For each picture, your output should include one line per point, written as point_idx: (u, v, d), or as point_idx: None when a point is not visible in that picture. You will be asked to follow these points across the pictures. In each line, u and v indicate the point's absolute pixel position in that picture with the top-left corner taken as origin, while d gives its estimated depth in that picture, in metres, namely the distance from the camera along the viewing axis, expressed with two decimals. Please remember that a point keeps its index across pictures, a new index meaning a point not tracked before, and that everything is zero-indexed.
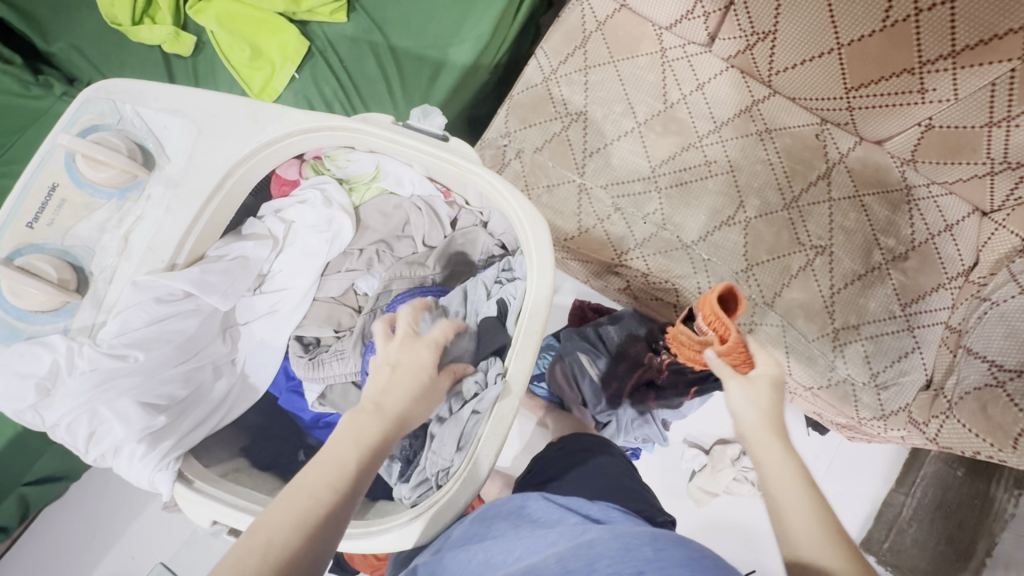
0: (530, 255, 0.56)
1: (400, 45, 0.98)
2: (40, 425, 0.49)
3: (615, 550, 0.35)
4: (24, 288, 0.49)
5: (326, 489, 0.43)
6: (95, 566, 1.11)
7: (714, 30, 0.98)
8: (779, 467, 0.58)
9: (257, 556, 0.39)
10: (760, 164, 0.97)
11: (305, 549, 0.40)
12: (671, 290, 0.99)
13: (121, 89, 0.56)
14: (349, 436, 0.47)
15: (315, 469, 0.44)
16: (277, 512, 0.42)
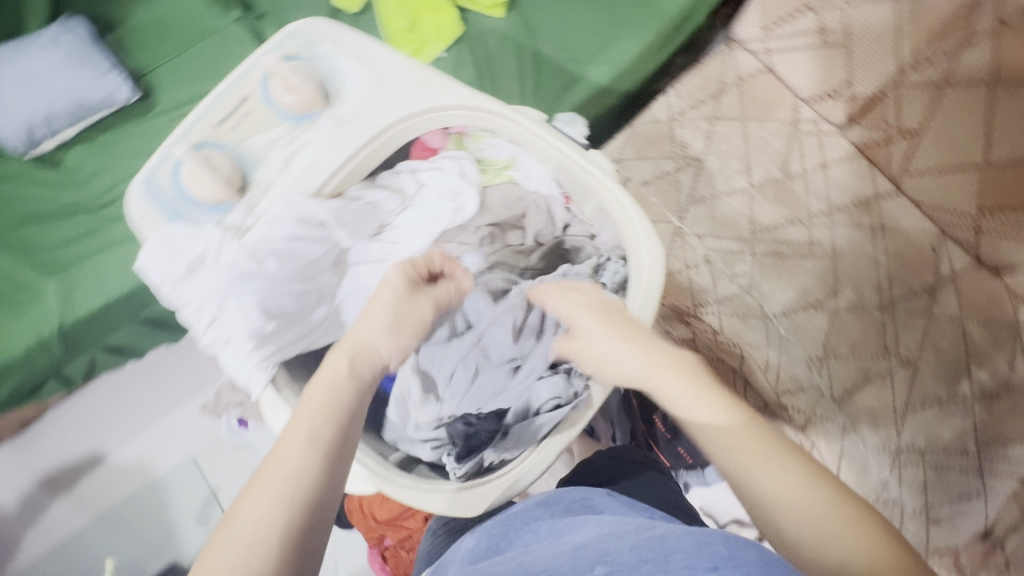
0: (638, 275, 0.59)
1: (545, 51, 1.02)
2: (173, 300, 0.55)
3: (689, 545, 0.31)
4: (203, 176, 0.56)
5: (298, 457, 0.48)
6: (134, 439, 1.23)
7: (856, 114, 0.96)
8: (682, 397, 0.52)
9: (244, 522, 0.44)
10: (865, 257, 0.95)
11: (292, 521, 0.45)
12: (736, 351, 0.96)
13: (324, 28, 0.62)
14: (325, 386, 0.52)
15: (285, 440, 0.49)
16: (260, 479, 0.47)
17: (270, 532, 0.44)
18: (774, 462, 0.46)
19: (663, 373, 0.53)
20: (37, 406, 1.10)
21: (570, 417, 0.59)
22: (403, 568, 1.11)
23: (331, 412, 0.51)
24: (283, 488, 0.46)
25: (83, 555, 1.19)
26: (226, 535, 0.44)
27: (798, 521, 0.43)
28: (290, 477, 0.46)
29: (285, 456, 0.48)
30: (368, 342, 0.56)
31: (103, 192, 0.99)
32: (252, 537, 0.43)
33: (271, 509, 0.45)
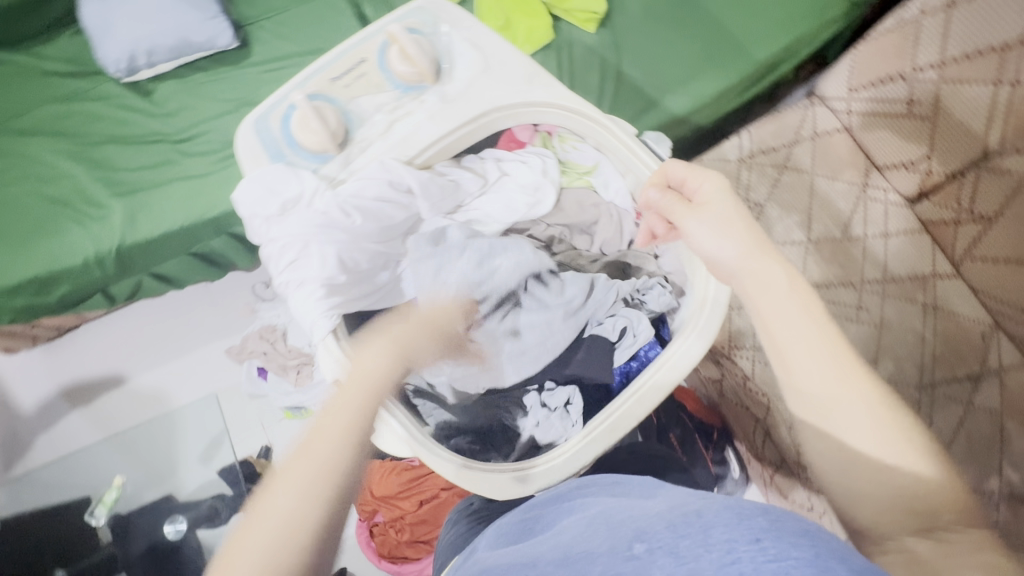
0: (703, 299, 0.64)
1: (628, 72, 1.00)
2: (263, 234, 0.60)
3: (727, 517, 0.29)
4: (311, 125, 0.60)
5: (335, 449, 0.42)
6: (155, 367, 1.26)
7: (927, 189, 0.96)
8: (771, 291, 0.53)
9: (271, 523, 0.39)
10: (912, 333, 0.93)
11: (323, 524, 0.40)
12: (762, 402, 0.91)
13: (447, 11, 0.67)
14: (363, 383, 0.48)
15: (319, 430, 0.43)
16: (286, 474, 0.41)
17: (298, 536, 0.39)
18: (854, 387, 0.47)
19: (756, 262, 0.54)
20: (75, 314, 1.15)
21: (611, 424, 0.61)
22: (388, 548, 1.10)
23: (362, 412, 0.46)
24: (310, 494, 0.40)
25: (84, 468, 1.20)
26: (251, 536, 0.38)
27: (872, 445, 0.45)
28: (317, 481, 0.41)
29: (311, 457, 0.42)
30: (409, 350, 0.52)
31: (183, 126, 1.03)
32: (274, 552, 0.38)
33: (298, 521, 0.39)
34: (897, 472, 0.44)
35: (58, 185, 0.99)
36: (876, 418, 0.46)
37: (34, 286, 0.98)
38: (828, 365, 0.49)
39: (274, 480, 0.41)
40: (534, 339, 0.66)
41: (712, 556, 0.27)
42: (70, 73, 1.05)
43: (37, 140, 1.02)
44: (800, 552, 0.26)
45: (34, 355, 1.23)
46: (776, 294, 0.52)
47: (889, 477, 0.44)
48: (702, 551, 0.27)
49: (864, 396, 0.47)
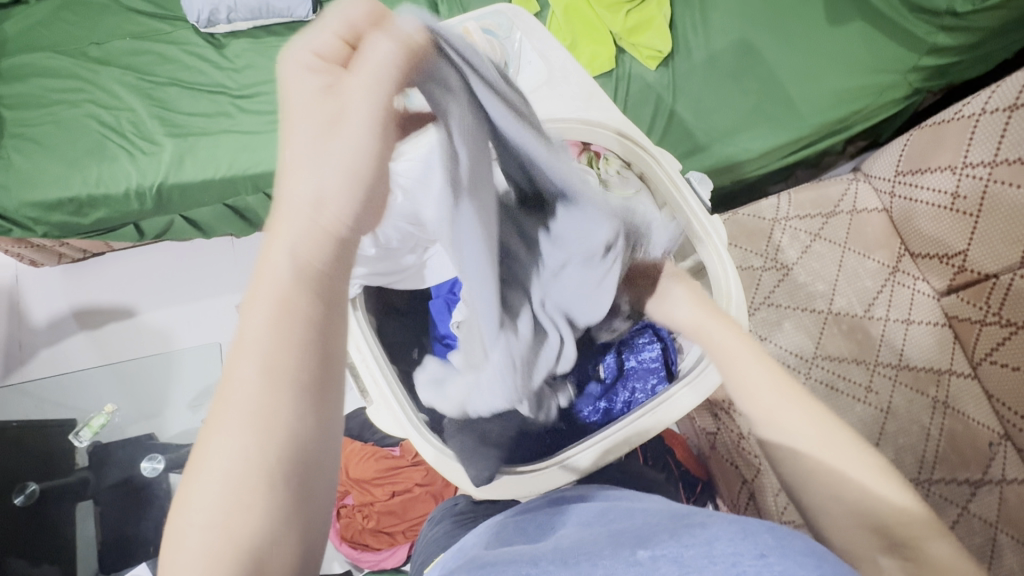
0: None
1: (681, 113, 0.99)
2: None
3: (732, 533, 0.31)
4: None
5: (257, 378, 0.34)
6: (166, 307, 1.28)
7: (957, 285, 0.93)
8: (728, 345, 0.58)
9: (210, 484, 0.33)
10: (918, 425, 0.91)
11: (271, 466, 0.33)
12: (753, 464, 0.90)
13: (523, 20, 0.69)
14: (269, 286, 0.36)
15: (236, 367, 0.35)
16: (218, 429, 0.34)
17: (243, 487, 0.32)
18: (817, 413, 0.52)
19: (712, 323, 0.60)
20: (104, 240, 1.18)
21: (599, 449, 0.61)
22: (351, 532, 1.09)
23: (281, 327, 0.35)
24: (248, 449, 0.33)
25: (76, 390, 1.20)
26: (191, 501, 0.33)
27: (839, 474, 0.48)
28: (251, 435, 0.33)
29: (240, 407, 0.34)
30: (320, 196, 0.39)
31: (247, 83, 1.06)
32: (217, 523, 0.32)
33: (238, 486, 0.32)
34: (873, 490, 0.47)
35: (119, 115, 1.03)
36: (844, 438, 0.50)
37: (72, 206, 1.01)
38: (790, 400, 0.52)
39: (202, 441, 0.34)
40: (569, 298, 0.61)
41: (716, 567, 0.28)
42: (153, 14, 1.10)
43: (108, 71, 1.06)
44: (802, 571, 0.27)
45: (55, 273, 1.29)
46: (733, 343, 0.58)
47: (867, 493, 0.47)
48: (704, 560, 0.28)
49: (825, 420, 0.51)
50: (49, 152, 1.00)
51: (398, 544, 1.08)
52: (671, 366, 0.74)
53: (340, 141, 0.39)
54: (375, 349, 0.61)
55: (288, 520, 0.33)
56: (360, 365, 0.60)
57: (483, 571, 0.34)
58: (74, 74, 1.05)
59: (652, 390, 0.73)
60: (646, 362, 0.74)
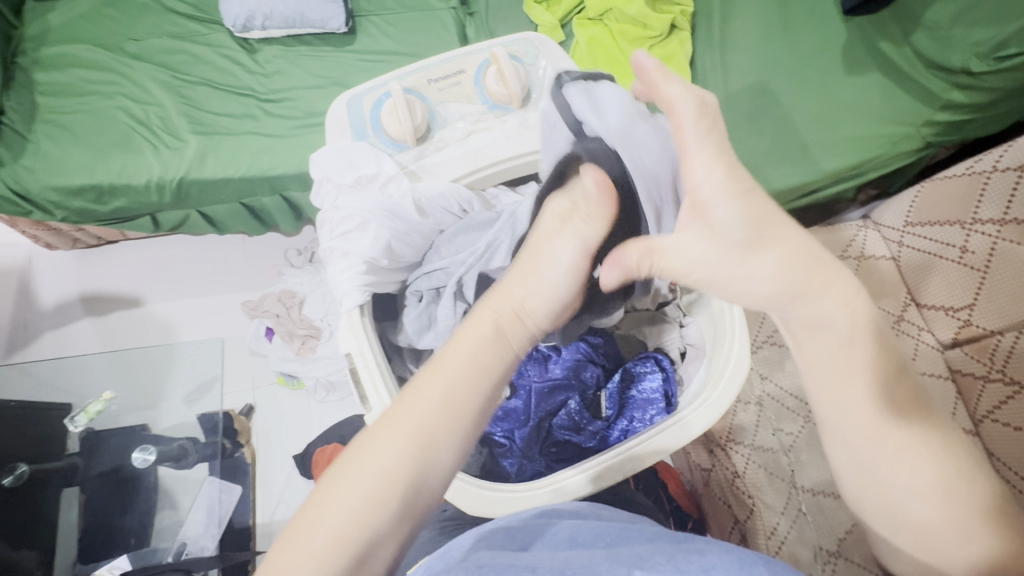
0: (718, 378, 0.64)
1: None
2: (332, 197, 0.64)
3: (730, 562, 0.33)
4: (398, 115, 0.65)
5: (433, 413, 0.45)
6: (174, 299, 1.30)
7: (961, 338, 0.90)
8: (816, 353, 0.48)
9: (361, 477, 0.42)
10: None
11: (408, 485, 0.43)
12: (747, 504, 0.87)
13: (549, 49, 0.71)
14: (467, 348, 0.47)
15: (417, 399, 0.45)
16: (384, 436, 0.44)
17: (388, 488, 0.42)
18: (914, 434, 0.47)
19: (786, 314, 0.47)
20: (119, 229, 1.20)
21: (595, 474, 0.61)
22: None
23: (469, 406, 0.46)
24: (400, 465, 0.43)
25: (76, 375, 1.20)
26: (341, 488, 0.42)
27: (917, 508, 0.47)
28: (407, 454, 0.43)
29: (418, 432, 0.44)
30: (524, 300, 0.49)
31: (274, 88, 1.09)
32: (353, 517, 0.41)
33: (386, 493, 0.42)
34: (949, 522, 0.46)
35: (148, 110, 1.06)
36: (935, 462, 0.47)
37: (94, 193, 1.03)
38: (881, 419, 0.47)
39: (372, 443, 0.44)
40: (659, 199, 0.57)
41: None
42: (192, 16, 1.14)
43: (142, 67, 1.09)
44: None
45: (68, 257, 1.31)
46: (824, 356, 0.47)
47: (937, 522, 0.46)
48: None
49: (909, 442, 0.47)
50: (76, 139, 1.03)
51: None
52: (672, 398, 0.72)
53: (554, 263, 0.49)
54: (379, 360, 0.59)
55: (402, 536, 0.43)
56: (358, 370, 0.59)
57: (484, 570, 0.33)
58: (110, 68, 1.09)
59: (650, 420, 0.72)
60: (647, 392, 0.73)
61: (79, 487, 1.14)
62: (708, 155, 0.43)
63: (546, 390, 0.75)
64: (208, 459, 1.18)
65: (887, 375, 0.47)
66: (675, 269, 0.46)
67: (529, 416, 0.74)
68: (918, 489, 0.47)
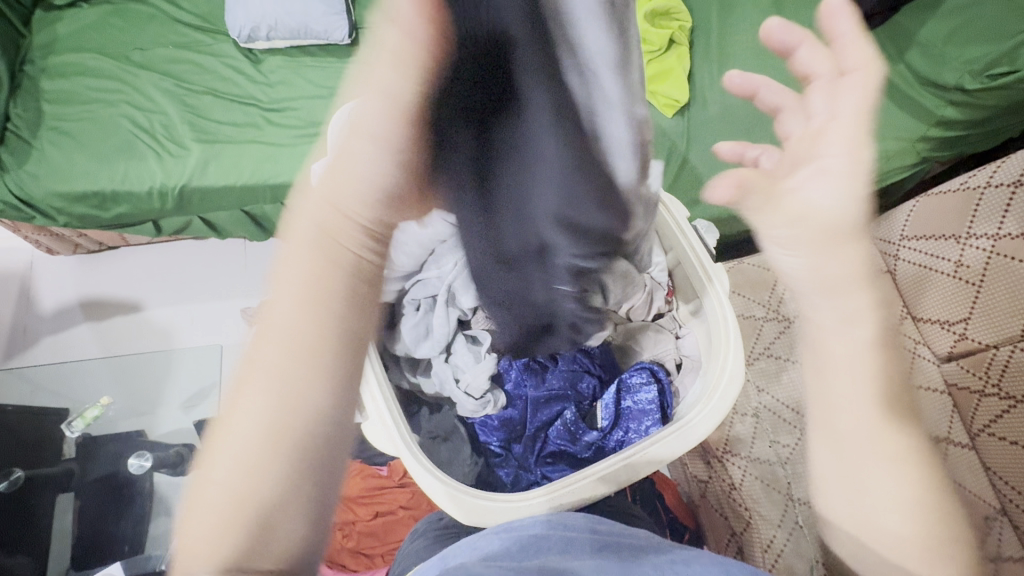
0: (712, 391, 0.64)
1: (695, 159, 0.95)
2: None
3: None
4: None
5: (277, 352, 0.40)
6: (173, 304, 1.30)
7: (957, 352, 0.90)
8: (844, 346, 0.43)
9: (229, 440, 0.39)
10: None
11: (278, 432, 0.39)
12: (743, 516, 0.88)
13: None
14: (302, 274, 0.42)
15: (263, 348, 0.40)
16: (240, 398, 0.40)
17: (263, 445, 0.39)
18: (891, 423, 0.43)
19: (835, 300, 0.41)
20: (121, 235, 1.21)
21: (592, 484, 0.61)
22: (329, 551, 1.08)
23: (313, 331, 0.41)
24: (261, 416, 0.39)
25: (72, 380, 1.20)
26: (216, 460, 0.39)
27: (904, 529, 0.42)
28: (269, 402, 0.39)
29: (264, 379, 0.40)
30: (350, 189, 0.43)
31: (277, 97, 1.10)
32: (235, 481, 0.38)
33: (263, 451, 0.39)
34: (917, 533, 0.42)
35: (152, 118, 1.07)
36: (910, 463, 0.43)
37: (96, 199, 1.04)
38: (878, 418, 0.43)
39: (232, 408, 0.40)
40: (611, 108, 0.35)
41: None
42: (197, 26, 1.16)
43: (147, 75, 1.11)
44: None
45: (69, 262, 1.32)
46: (849, 346, 0.42)
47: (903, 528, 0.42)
48: None
49: (904, 450, 0.43)
50: (81, 146, 1.04)
51: (376, 567, 1.06)
52: (667, 409, 0.73)
53: (359, 140, 0.42)
54: (377, 368, 0.62)
55: (307, 486, 0.40)
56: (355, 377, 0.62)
57: None
58: (116, 76, 1.10)
59: (646, 431, 0.72)
60: (642, 403, 0.73)
61: (75, 492, 1.14)
62: (853, 117, 0.36)
63: (542, 400, 0.75)
64: None
65: (892, 380, 0.43)
66: (772, 227, 0.40)
67: (525, 426, 0.76)
68: (894, 499, 0.42)
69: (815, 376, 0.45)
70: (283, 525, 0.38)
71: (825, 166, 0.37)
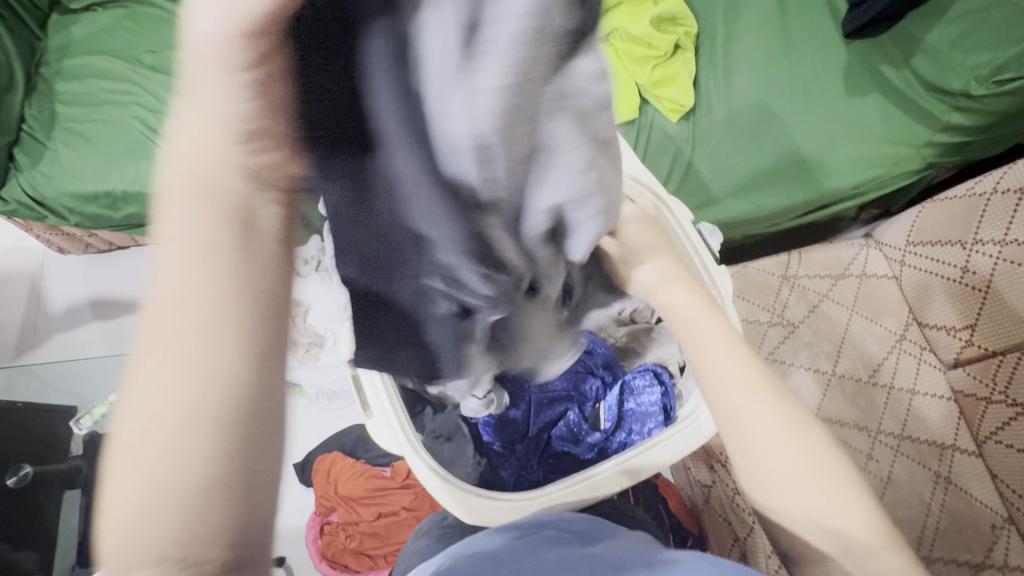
0: None
1: (699, 165, 0.96)
2: None
3: None
4: None
5: (179, 314, 0.30)
6: None
7: (963, 359, 0.90)
8: (709, 351, 0.56)
9: (140, 425, 0.30)
10: (918, 499, 0.84)
11: (200, 411, 0.30)
12: (747, 521, 0.88)
13: None
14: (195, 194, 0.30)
15: (158, 307, 0.30)
16: (146, 368, 0.31)
17: (181, 430, 0.30)
18: (785, 410, 0.52)
19: (693, 314, 0.57)
20: (130, 235, 1.22)
21: (593, 483, 0.62)
22: (333, 551, 1.08)
23: (222, 291, 0.30)
24: (178, 395, 0.30)
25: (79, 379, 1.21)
26: (125, 450, 0.31)
27: (809, 495, 0.50)
28: (182, 376, 0.30)
29: (164, 352, 0.30)
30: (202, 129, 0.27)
31: None
32: (153, 473, 0.30)
33: (178, 436, 0.30)
34: (828, 503, 0.50)
35: (161, 119, 1.08)
36: (809, 447, 0.51)
37: (107, 200, 1.05)
38: (762, 403, 0.52)
39: (134, 387, 0.31)
40: (448, 84, 0.23)
41: None
42: None
43: (157, 76, 1.12)
44: None
45: (78, 261, 1.33)
46: (716, 347, 0.55)
47: (817, 501, 0.50)
48: None
49: (792, 426, 0.52)
50: (94, 147, 1.05)
51: (379, 569, 1.06)
52: (670, 411, 0.73)
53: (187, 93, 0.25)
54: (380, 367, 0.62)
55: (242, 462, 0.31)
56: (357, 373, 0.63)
57: None
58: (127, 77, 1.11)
59: (648, 433, 0.73)
60: (646, 405, 0.74)
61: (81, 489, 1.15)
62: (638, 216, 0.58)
63: (545, 401, 0.76)
64: None
65: (757, 370, 0.54)
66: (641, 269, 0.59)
67: (528, 427, 0.75)
68: (796, 471, 0.50)
69: (708, 383, 0.55)
70: (225, 509, 0.31)
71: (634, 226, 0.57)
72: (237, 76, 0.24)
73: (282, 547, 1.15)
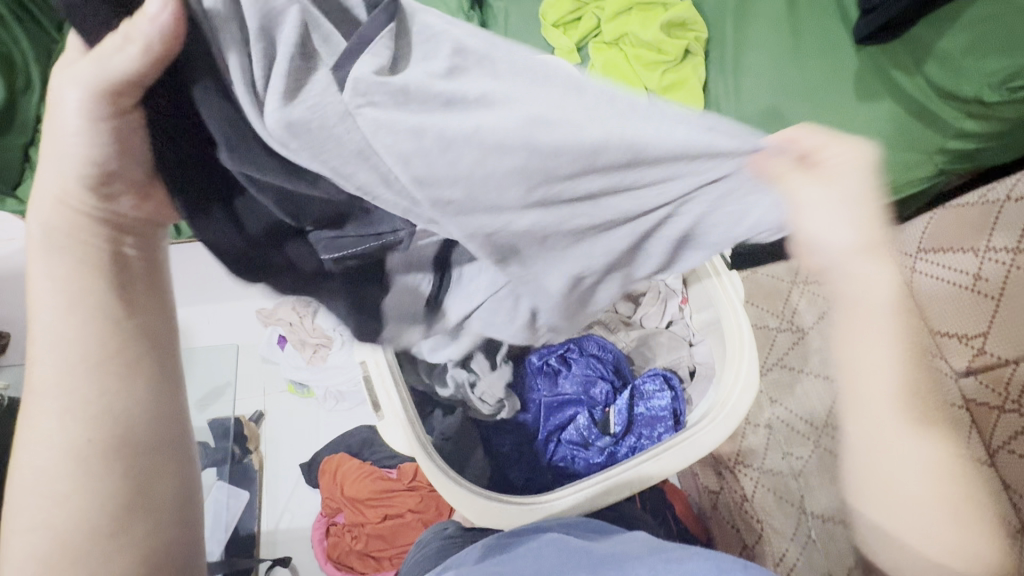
0: (726, 397, 0.64)
1: None
2: None
3: None
4: None
5: (64, 361, 0.35)
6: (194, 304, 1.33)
7: (976, 366, 0.88)
8: (883, 362, 0.39)
9: (35, 470, 0.34)
10: None
11: (93, 442, 0.35)
12: (755, 529, 0.87)
13: None
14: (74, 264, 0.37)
15: (43, 361, 0.36)
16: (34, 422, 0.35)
17: (73, 463, 0.34)
18: (943, 441, 0.40)
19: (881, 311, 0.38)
20: None
21: (606, 486, 0.62)
22: (338, 552, 1.08)
23: (107, 334, 0.36)
24: (66, 433, 0.34)
25: None
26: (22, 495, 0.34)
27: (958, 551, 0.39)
28: (69, 415, 0.35)
29: (52, 400, 0.35)
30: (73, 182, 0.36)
31: None
32: (52, 507, 0.33)
33: (74, 467, 0.34)
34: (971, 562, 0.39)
35: None
36: (965, 487, 0.40)
37: None
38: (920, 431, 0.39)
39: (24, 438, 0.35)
40: (273, 99, 0.31)
41: None
42: None
43: None
44: None
45: None
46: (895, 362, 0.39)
47: (947, 539, 0.39)
48: None
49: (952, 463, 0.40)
50: None
51: (384, 571, 1.06)
52: (680, 416, 0.73)
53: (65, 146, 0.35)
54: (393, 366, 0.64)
55: (132, 480, 0.35)
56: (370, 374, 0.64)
57: None
58: None
59: (659, 438, 0.73)
60: (655, 409, 0.74)
61: None
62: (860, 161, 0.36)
63: (555, 404, 0.76)
64: (218, 464, 1.17)
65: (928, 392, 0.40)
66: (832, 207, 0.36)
67: (537, 431, 0.76)
68: (943, 520, 0.39)
69: (859, 400, 0.40)
70: (132, 523, 0.35)
71: (836, 163, 0.35)
72: (83, 122, 0.34)
73: (287, 547, 1.15)
